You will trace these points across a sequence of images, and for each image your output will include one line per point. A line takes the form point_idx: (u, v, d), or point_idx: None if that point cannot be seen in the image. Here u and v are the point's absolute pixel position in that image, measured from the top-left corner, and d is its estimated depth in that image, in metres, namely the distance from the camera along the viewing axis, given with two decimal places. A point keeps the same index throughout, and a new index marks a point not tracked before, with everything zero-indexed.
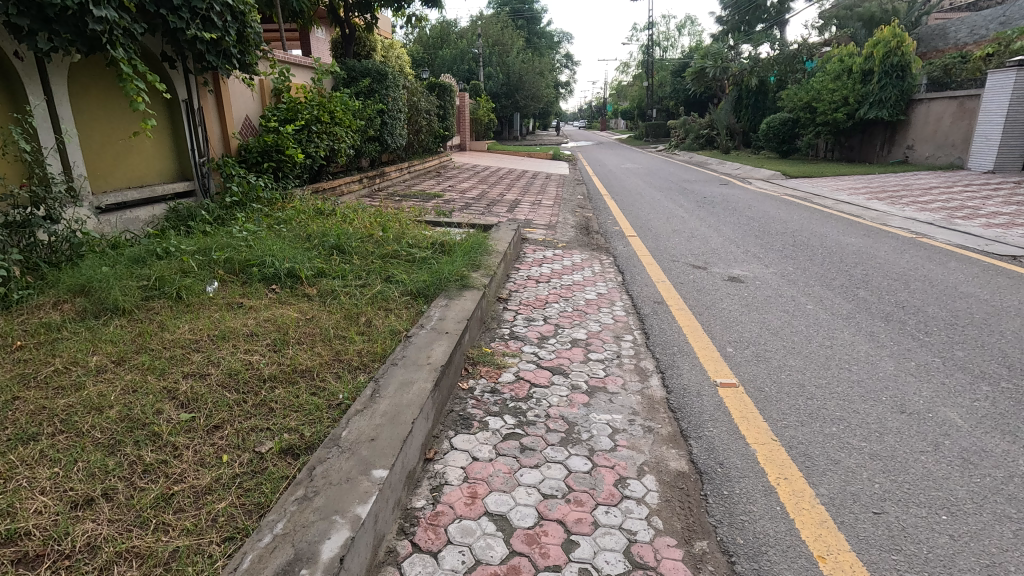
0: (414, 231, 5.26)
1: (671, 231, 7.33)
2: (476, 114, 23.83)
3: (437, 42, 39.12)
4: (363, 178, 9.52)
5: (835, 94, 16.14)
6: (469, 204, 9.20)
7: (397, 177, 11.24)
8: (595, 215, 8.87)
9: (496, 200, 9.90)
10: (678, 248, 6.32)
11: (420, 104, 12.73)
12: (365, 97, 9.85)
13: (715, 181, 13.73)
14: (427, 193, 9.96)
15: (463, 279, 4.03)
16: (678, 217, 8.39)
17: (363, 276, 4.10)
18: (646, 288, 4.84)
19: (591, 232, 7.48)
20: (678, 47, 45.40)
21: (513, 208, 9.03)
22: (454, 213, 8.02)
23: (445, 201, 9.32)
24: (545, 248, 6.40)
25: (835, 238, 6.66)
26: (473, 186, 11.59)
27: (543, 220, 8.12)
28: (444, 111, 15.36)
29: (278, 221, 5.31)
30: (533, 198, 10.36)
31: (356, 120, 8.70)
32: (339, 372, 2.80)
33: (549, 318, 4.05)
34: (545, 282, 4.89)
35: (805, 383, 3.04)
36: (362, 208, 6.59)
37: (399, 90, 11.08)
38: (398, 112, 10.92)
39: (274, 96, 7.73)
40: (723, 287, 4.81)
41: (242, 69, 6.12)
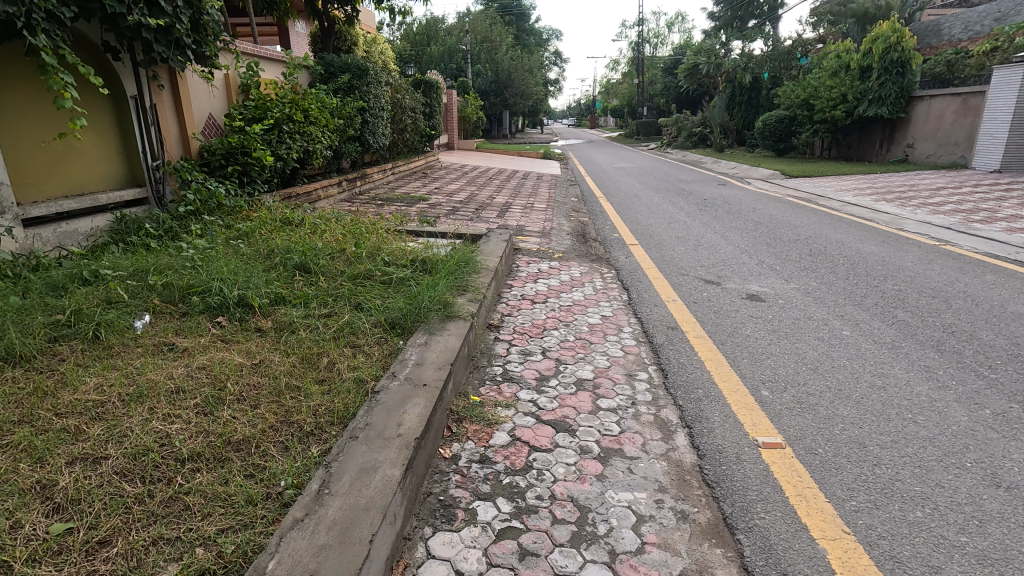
0: (392, 245, 4.63)
1: (676, 238, 6.78)
2: (464, 112, 23.16)
3: (424, 39, 38.34)
4: (342, 181, 8.86)
5: (833, 91, 15.69)
6: (456, 208, 8.59)
7: (380, 179, 10.59)
8: (592, 220, 8.30)
9: (485, 203, 9.31)
10: (685, 259, 5.77)
11: (405, 101, 12.07)
12: (345, 94, 9.21)
13: (713, 182, 13.21)
14: (411, 197, 9.33)
15: (447, 306, 3.41)
16: (681, 222, 7.83)
17: (328, 305, 3.47)
18: (657, 309, 4.27)
19: (589, 240, 6.91)
20: (668, 44, 44.91)
21: (503, 213, 8.44)
22: (440, 220, 7.40)
23: (432, 205, 8.70)
24: (540, 259, 5.80)
25: (854, 246, 6.15)
26: (461, 189, 10.97)
27: (536, 226, 7.54)
28: (430, 109, 14.71)
29: (237, 234, 4.67)
30: (525, 202, 9.78)
31: (334, 119, 8.04)
32: (285, 443, 2.18)
33: (548, 351, 3.45)
34: (541, 303, 4.31)
35: (866, 442, 2.48)
36: (337, 216, 5.97)
37: (382, 87, 10.43)
38: (380, 111, 10.27)
39: (241, 93, 7.06)
40: (742, 308, 4.26)
41: (199, 61, 5.47)
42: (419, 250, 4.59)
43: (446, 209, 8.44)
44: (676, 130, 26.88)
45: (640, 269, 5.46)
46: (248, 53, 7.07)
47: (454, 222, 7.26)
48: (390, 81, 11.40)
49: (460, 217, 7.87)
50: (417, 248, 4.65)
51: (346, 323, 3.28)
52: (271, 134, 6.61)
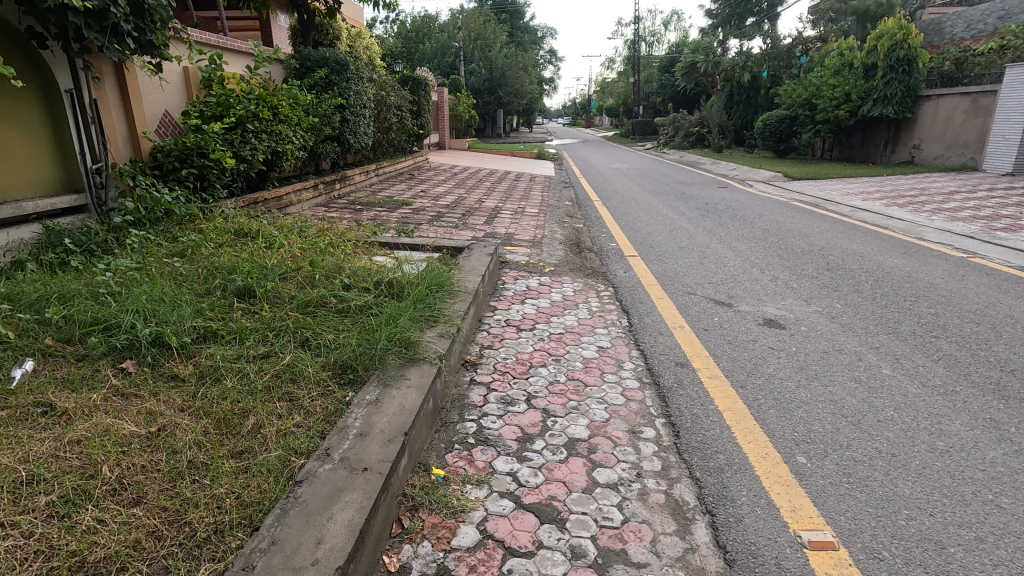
0: (357, 262, 4.03)
1: (678, 249, 6.21)
2: (456, 111, 22.56)
3: (416, 36, 37.70)
4: (318, 184, 8.24)
5: (837, 90, 15.15)
6: (441, 214, 8.00)
7: (362, 182, 9.98)
8: (587, 227, 7.73)
9: (473, 208, 8.72)
10: (690, 274, 5.20)
11: (390, 99, 11.44)
12: (322, 91, 8.58)
13: (713, 184, 12.67)
14: (394, 201, 8.73)
15: (411, 345, 2.80)
16: (683, 230, 7.26)
17: (268, 344, 2.87)
18: (662, 339, 3.68)
19: (583, 251, 6.34)
20: (664, 43, 44.38)
21: (492, 219, 7.86)
22: (422, 228, 6.81)
23: (416, 210, 8.11)
24: (528, 274, 5.21)
25: (874, 259, 5.60)
26: (449, 192, 10.38)
27: (526, 235, 6.96)
28: (418, 107, 14.08)
29: (180, 250, 4.07)
30: (515, 206, 9.20)
31: (307, 118, 7.41)
32: (164, 562, 1.59)
33: (534, 399, 2.87)
34: (528, 332, 3.71)
35: (943, 539, 1.91)
36: (303, 226, 5.37)
37: (363, 83, 9.81)
38: (361, 108, 9.65)
39: (202, 88, 6.43)
40: (760, 337, 3.70)
41: (144, 50, 4.84)
42: (388, 268, 3.98)
43: (430, 215, 7.84)
44: (673, 130, 26.35)
45: (640, 286, 4.89)
46: (207, 44, 6.42)
47: (436, 231, 6.67)
48: (373, 77, 10.77)
49: (444, 224, 7.28)
50: (386, 266, 4.05)
51: (285, 367, 2.68)
52: (233, 133, 5.99)
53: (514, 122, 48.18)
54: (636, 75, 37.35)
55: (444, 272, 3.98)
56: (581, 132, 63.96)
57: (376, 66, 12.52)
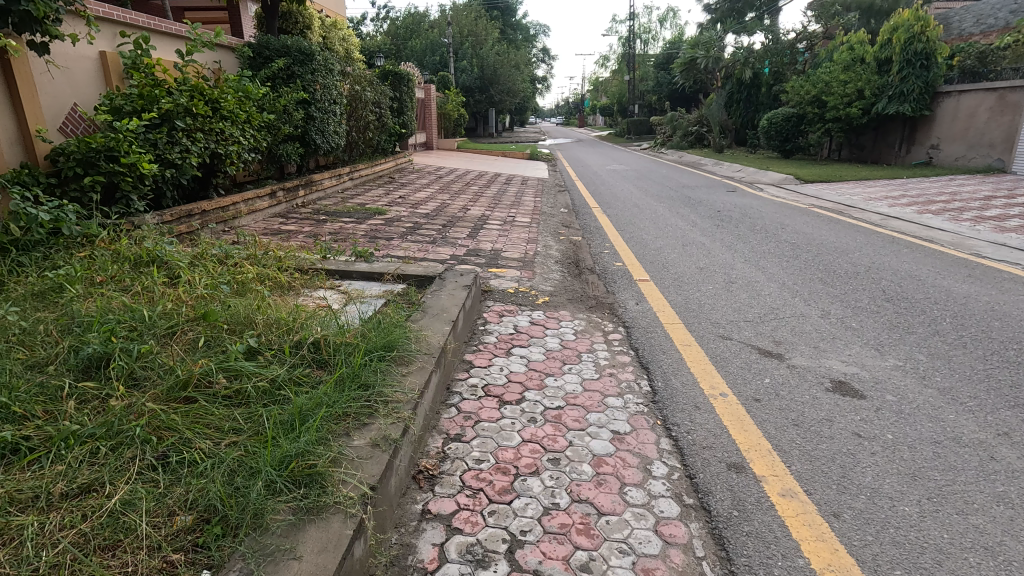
0: (282, 308, 2.96)
1: (697, 270, 5.19)
2: (445, 109, 21.42)
3: (406, 33, 36.63)
4: (278, 190, 7.16)
5: (848, 86, 14.20)
6: (417, 225, 6.94)
7: (333, 187, 8.90)
8: (586, 241, 6.70)
9: (454, 218, 7.67)
10: (719, 306, 4.17)
11: (367, 95, 10.36)
12: (283, 84, 7.51)
13: (722, 187, 11.68)
14: (366, 211, 7.67)
15: (320, 475, 1.73)
16: (697, 244, 6.25)
17: (97, 466, 1.80)
18: (700, 418, 2.64)
19: (583, 272, 5.31)
20: (660, 41, 43.47)
21: (475, 232, 6.81)
22: (391, 245, 5.76)
23: (389, 221, 7.06)
24: (518, 308, 4.15)
25: (938, 284, 4.60)
26: (430, 197, 9.33)
27: (514, 252, 5.92)
28: (400, 104, 12.97)
29: (41, 291, 2.99)
30: (504, 215, 8.16)
31: (259, 114, 6.33)
32: None
33: (520, 550, 1.82)
34: (512, 410, 2.67)
35: None
36: (237, 249, 4.31)
37: (334, 76, 8.73)
38: (332, 104, 8.58)
39: (125, 77, 5.33)
40: (835, 412, 2.67)
41: (22, 28, 3.78)
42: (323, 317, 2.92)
43: (404, 227, 6.79)
44: (670, 129, 25.35)
45: (659, 323, 3.85)
46: (131, 25, 5.41)
47: (409, 249, 5.63)
48: (345, 71, 9.68)
49: (420, 238, 6.23)
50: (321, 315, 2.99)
51: (106, 518, 1.61)
52: (156, 131, 4.89)
53: (507, 121, 47.18)
54: (631, 74, 36.14)
55: (400, 321, 2.92)
56: (574, 132, 62.98)
57: (351, 60, 11.40)
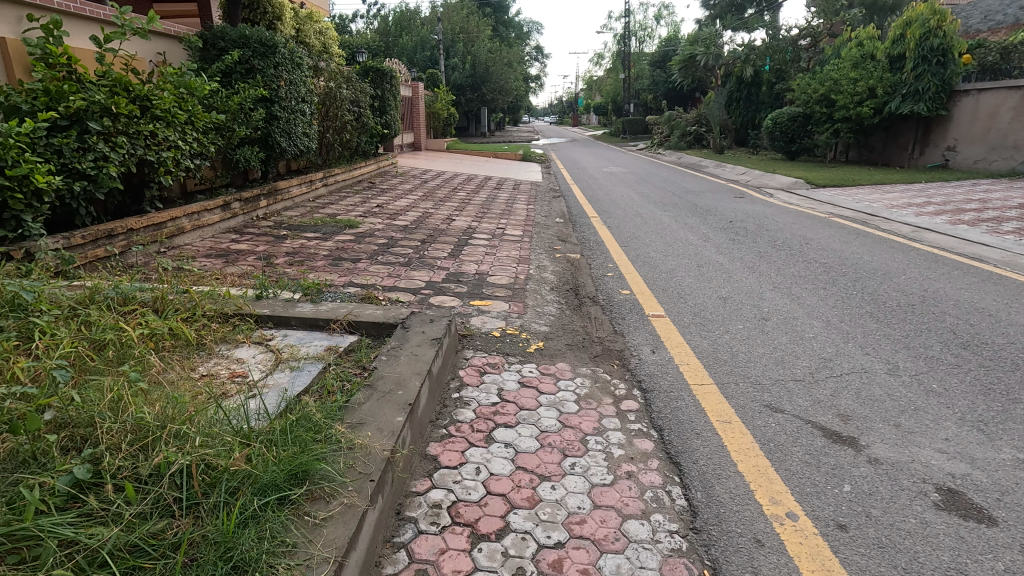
0: (163, 393, 2.07)
1: (718, 301, 4.35)
2: (433, 108, 20.45)
3: (394, 29, 35.57)
4: (232, 201, 6.25)
5: (859, 84, 13.48)
6: (391, 241, 6.06)
7: (302, 195, 8.00)
8: (586, 259, 5.85)
9: (436, 231, 6.81)
10: (756, 357, 3.33)
11: (343, 93, 9.46)
12: (240, 79, 6.62)
13: (730, 193, 10.85)
14: (336, 223, 6.78)
15: None
16: (714, 265, 5.42)
17: None
18: (769, 568, 1.79)
19: (583, 304, 4.44)
20: (655, 39, 42.62)
21: (459, 249, 5.95)
22: (358, 269, 4.90)
23: (360, 236, 6.18)
24: (504, 360, 3.28)
25: (1017, 321, 3.79)
26: (412, 206, 8.45)
27: (502, 276, 5.05)
28: (382, 102, 12.03)
29: None
30: (493, 227, 7.32)
31: (205, 115, 5.44)
32: None
33: None
34: (490, 558, 1.80)
35: None
36: (147, 284, 3.40)
37: (303, 73, 7.83)
38: (300, 103, 7.69)
39: (32, 67, 4.43)
40: (962, 552, 1.83)
41: None
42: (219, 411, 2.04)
43: (377, 243, 5.93)
44: (668, 129, 24.56)
45: (683, 384, 3.00)
46: (40, 7, 4.51)
47: (378, 275, 4.76)
48: (317, 65, 8.77)
49: (394, 258, 5.36)
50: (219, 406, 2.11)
51: None
52: (61, 136, 4.02)
53: (499, 121, 46.22)
54: (626, 72, 35.29)
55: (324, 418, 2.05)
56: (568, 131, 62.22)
57: (325, 55, 10.47)
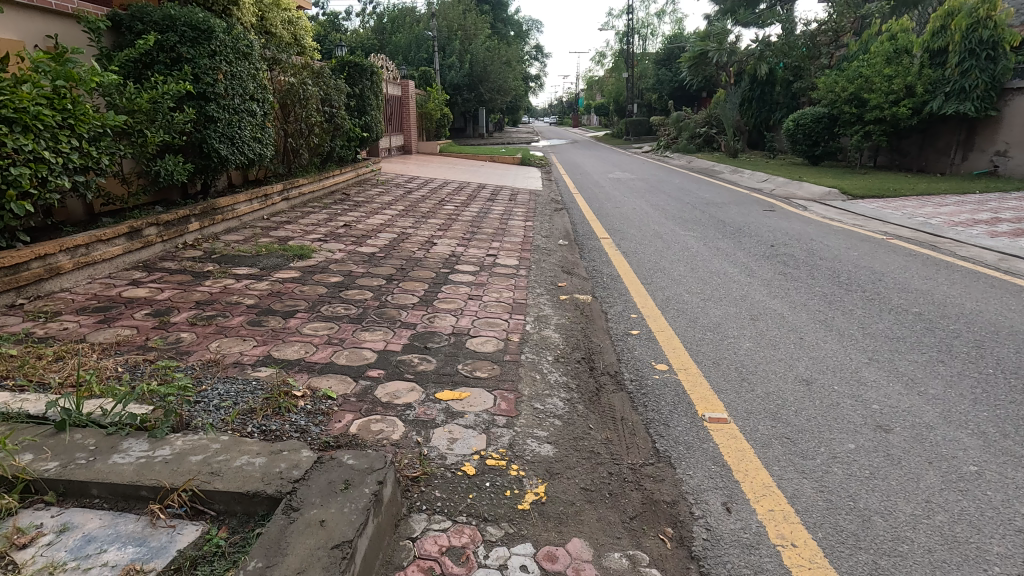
0: None
1: (799, 389, 3.00)
2: (425, 108, 19.05)
3: (389, 27, 34.16)
4: (145, 225, 4.87)
5: (894, 82, 12.12)
6: (347, 279, 4.71)
7: (252, 213, 6.66)
8: (599, 305, 4.48)
9: (410, 261, 5.46)
10: (909, 528, 1.97)
11: (309, 91, 8.12)
12: (162, 70, 5.26)
13: (756, 206, 9.50)
14: (285, 252, 5.43)
15: None
16: (773, 317, 4.06)
17: None
18: None
19: (602, 390, 3.08)
20: (658, 36, 41.13)
21: (435, 290, 4.60)
22: (287, 330, 3.55)
23: (309, 272, 4.84)
24: (477, 540, 1.90)
25: None
26: (387, 225, 7.11)
27: (487, 337, 3.69)
28: (360, 102, 10.65)
29: None
30: (482, 254, 5.97)
31: (93, 117, 4.08)
32: None
33: None
34: None
35: None
36: None
37: (252, 65, 6.49)
38: (249, 102, 6.34)
39: None
40: None
41: None
42: None
43: (328, 282, 4.58)
44: (676, 131, 23.18)
45: None
46: None
47: (311, 341, 3.40)
48: (273, 56, 7.44)
49: (344, 308, 4.01)
50: None
51: None
52: None
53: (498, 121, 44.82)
54: (629, 71, 33.90)
55: None
56: (570, 132, 60.94)
57: (290, 49, 9.10)
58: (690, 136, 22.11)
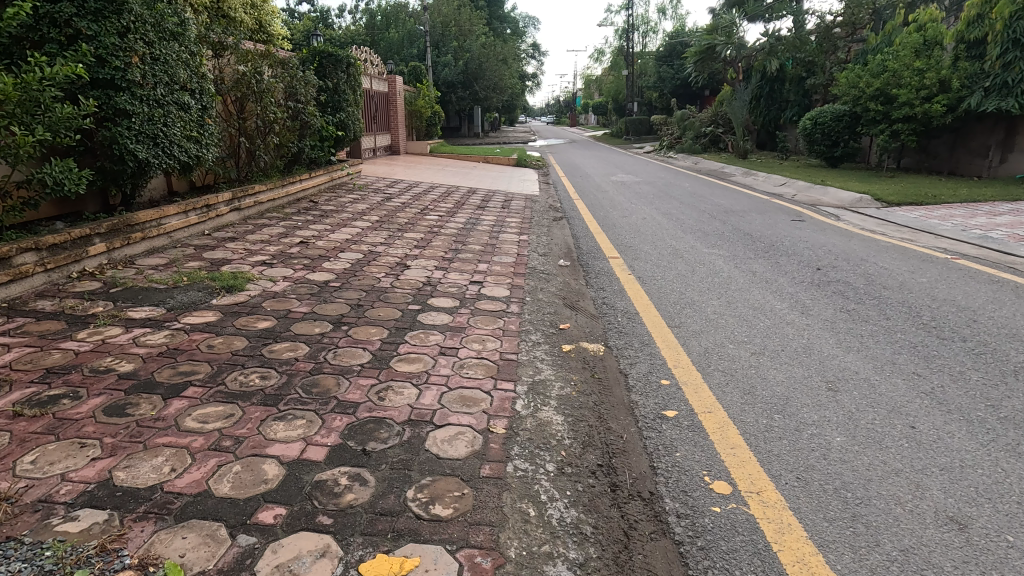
0: None
1: (951, 541, 1.87)
2: (414, 105, 17.86)
3: (380, 23, 32.89)
4: (17, 252, 3.71)
5: (925, 76, 11.03)
6: (280, 325, 3.55)
7: (188, 228, 5.51)
8: (615, 362, 3.35)
9: (371, 294, 4.29)
10: None
11: (263, 82, 6.97)
12: (51, 50, 4.09)
13: (782, 214, 8.38)
14: (213, 281, 4.27)
15: None
16: (857, 386, 2.93)
17: None
18: None
19: (633, 536, 1.95)
20: (659, 32, 39.91)
21: (395, 341, 3.43)
22: (160, 421, 2.38)
23: (232, 314, 3.67)
24: None
25: None
26: (353, 241, 5.94)
27: (459, 426, 2.53)
28: (334, 96, 9.47)
29: None
30: (465, 281, 4.82)
31: None
32: None
33: None
34: None
35: None
36: None
37: (185, 48, 5.33)
38: (178, 93, 5.18)
39: None
40: None
41: None
42: None
43: (252, 331, 3.41)
44: (680, 130, 22.06)
45: None
46: None
47: (189, 444, 2.24)
48: (212, 37, 6.27)
49: (260, 377, 2.84)
50: None
51: None
52: None
53: (493, 120, 43.65)
54: (629, 68, 32.74)
55: None
56: (568, 130, 59.78)
57: (245, 35, 7.93)
58: (695, 135, 21.00)
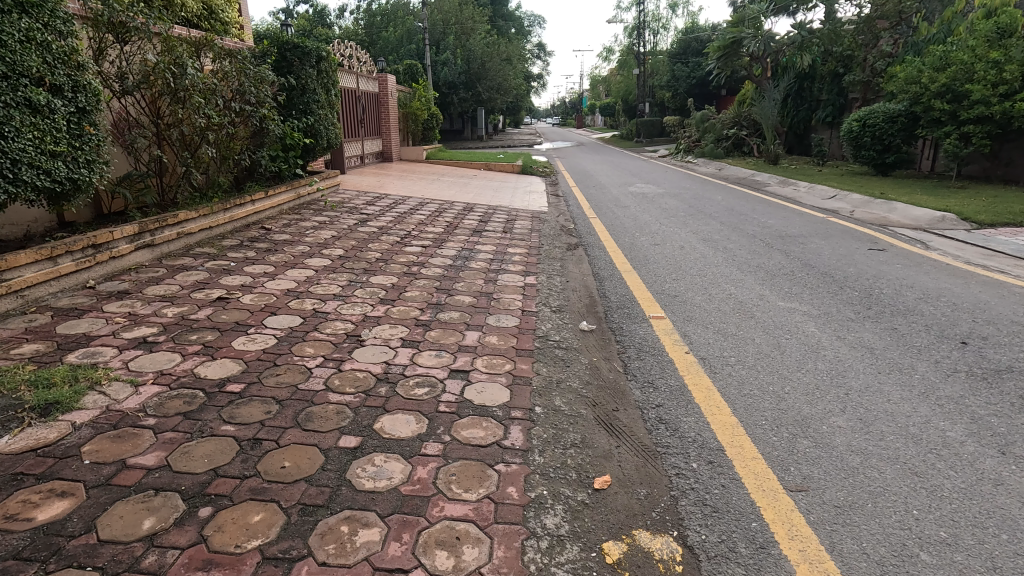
0: None
1: None
2: (409, 107, 16.25)
3: (380, 22, 31.55)
4: None
5: (1005, 69, 9.35)
6: (77, 513, 1.91)
7: (57, 280, 3.92)
8: None
9: (284, 411, 2.66)
10: None
11: (189, 76, 5.34)
12: None
13: (853, 241, 6.72)
14: (30, 390, 2.65)
15: None
16: None
17: None
18: None
19: None
20: (671, 30, 38.13)
21: (284, 557, 1.79)
22: None
23: (7, 481, 2.04)
24: None
25: None
26: (296, 293, 4.32)
27: None
28: (300, 97, 7.86)
29: None
30: (442, 372, 3.17)
31: None
32: None
33: None
34: None
35: None
36: None
37: (45, 24, 3.73)
38: (27, 90, 3.57)
39: None
40: None
41: None
42: None
43: (13, 537, 1.78)
44: (699, 132, 20.35)
45: None
46: None
47: None
48: (109, 17, 4.66)
49: None
50: None
51: None
52: None
53: (499, 123, 42.16)
54: (640, 67, 31.07)
55: None
56: (575, 132, 58.15)
57: (178, 21, 6.33)
58: (716, 138, 19.26)
